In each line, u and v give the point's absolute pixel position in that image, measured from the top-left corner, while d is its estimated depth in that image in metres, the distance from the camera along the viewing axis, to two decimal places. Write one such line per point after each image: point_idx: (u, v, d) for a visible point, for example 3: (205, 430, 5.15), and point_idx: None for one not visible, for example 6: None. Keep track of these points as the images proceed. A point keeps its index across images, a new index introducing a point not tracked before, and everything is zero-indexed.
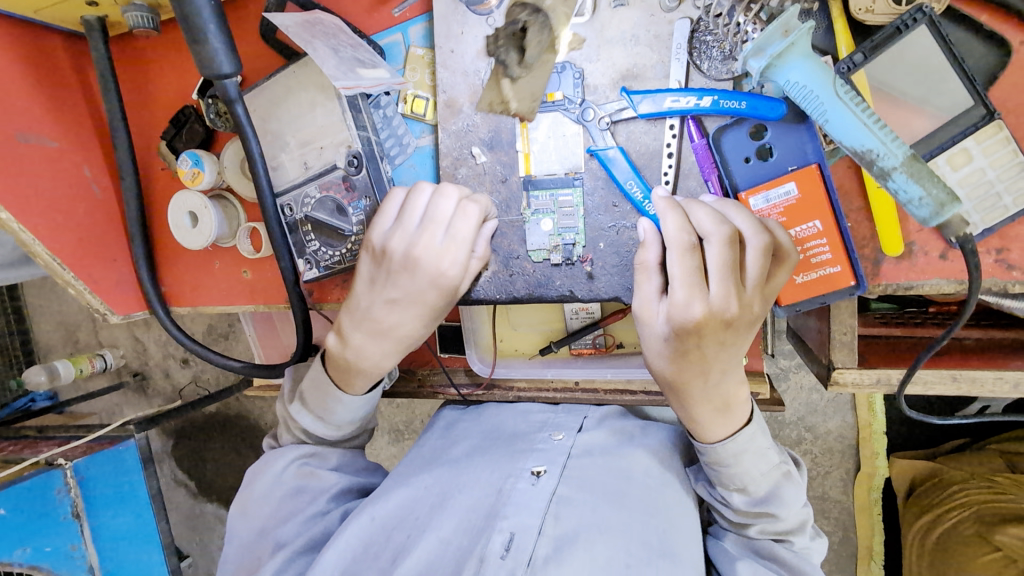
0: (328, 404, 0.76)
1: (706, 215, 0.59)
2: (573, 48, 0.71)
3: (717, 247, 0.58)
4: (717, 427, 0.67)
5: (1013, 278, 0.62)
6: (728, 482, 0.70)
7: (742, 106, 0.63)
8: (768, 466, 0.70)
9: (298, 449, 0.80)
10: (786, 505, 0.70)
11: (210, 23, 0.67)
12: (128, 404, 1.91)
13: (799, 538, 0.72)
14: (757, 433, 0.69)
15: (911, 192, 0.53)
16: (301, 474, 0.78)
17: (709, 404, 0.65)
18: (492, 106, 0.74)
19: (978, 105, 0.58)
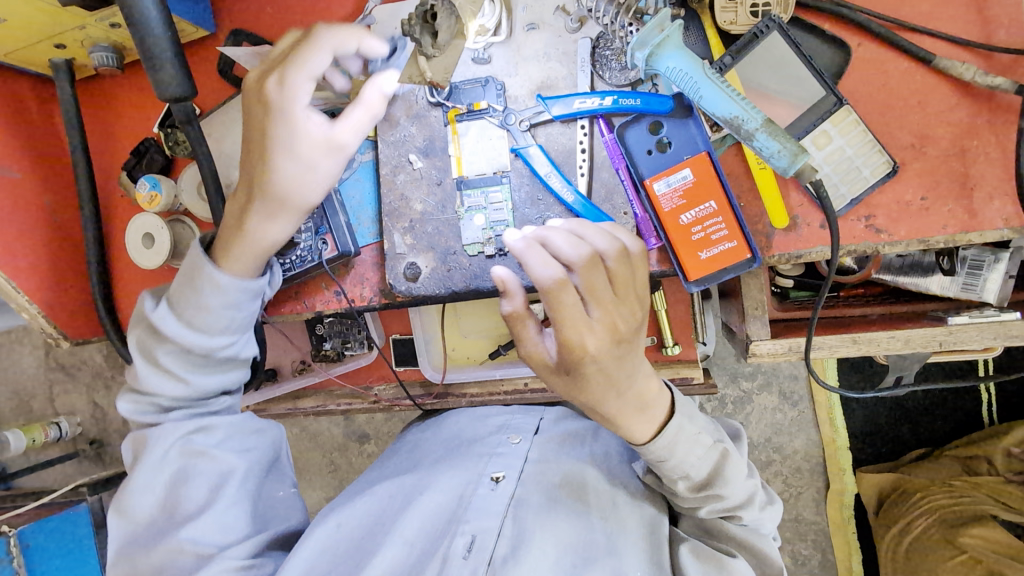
0: (202, 301, 0.69)
1: (564, 240, 0.58)
2: (479, 34, 0.78)
3: (583, 272, 0.58)
4: (643, 427, 0.66)
5: (882, 240, 0.70)
6: (672, 473, 0.69)
7: (638, 103, 0.73)
8: (703, 450, 0.69)
9: (180, 423, 0.72)
10: (729, 483, 0.70)
11: (166, 50, 0.73)
12: (82, 472, 2.02)
13: (746, 512, 0.75)
14: (686, 421, 0.68)
15: (771, 147, 0.62)
16: (189, 453, 0.72)
17: (631, 411, 0.64)
18: (412, 80, 0.76)
19: (829, 94, 0.69)
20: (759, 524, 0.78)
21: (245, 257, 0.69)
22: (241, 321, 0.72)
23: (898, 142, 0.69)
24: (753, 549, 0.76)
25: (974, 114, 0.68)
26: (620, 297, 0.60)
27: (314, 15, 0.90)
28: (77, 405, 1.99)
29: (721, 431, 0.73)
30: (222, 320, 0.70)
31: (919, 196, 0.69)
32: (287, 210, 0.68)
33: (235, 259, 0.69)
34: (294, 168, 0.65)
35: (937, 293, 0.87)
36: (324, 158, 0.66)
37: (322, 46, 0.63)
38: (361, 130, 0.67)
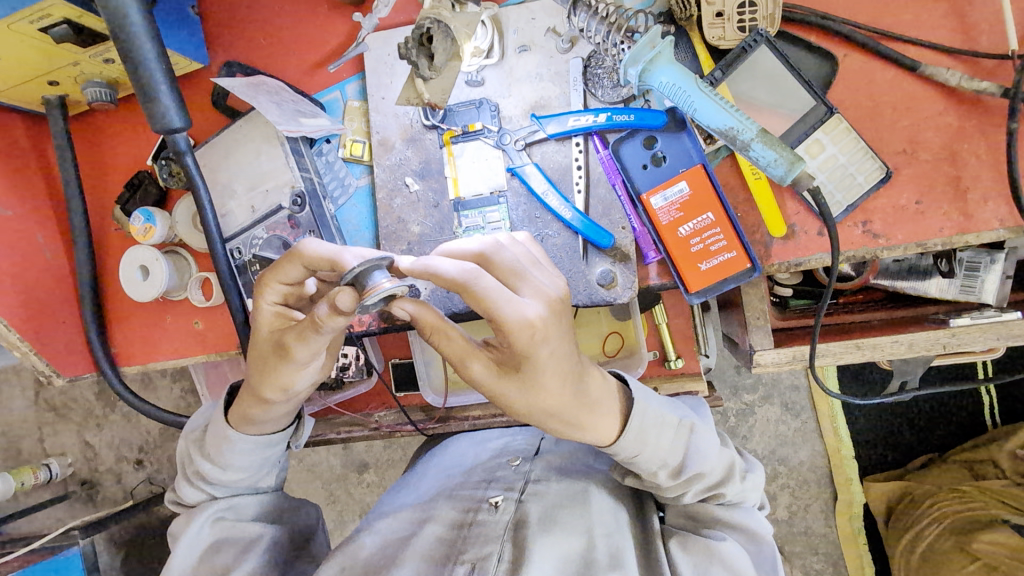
0: (224, 452, 0.74)
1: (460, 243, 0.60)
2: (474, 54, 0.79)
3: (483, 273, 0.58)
4: (601, 427, 0.66)
5: (880, 245, 0.71)
6: (649, 465, 0.70)
7: (631, 118, 0.74)
8: (672, 433, 0.71)
9: (213, 503, 0.75)
10: (706, 458, 0.72)
11: (161, 84, 0.74)
12: (72, 515, 1.97)
13: (729, 487, 0.75)
14: (645, 406, 0.70)
15: (767, 156, 0.62)
16: (223, 528, 0.75)
17: (585, 397, 0.64)
18: (409, 101, 0.78)
19: (819, 104, 0.70)
20: (743, 498, 0.79)
21: (250, 426, 0.74)
22: (261, 460, 0.77)
23: (889, 148, 0.70)
24: (743, 528, 0.76)
25: (962, 118, 0.69)
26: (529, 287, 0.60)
27: (307, 45, 0.91)
28: (67, 445, 1.95)
29: (683, 407, 0.76)
30: (245, 457, 0.75)
31: (913, 200, 0.70)
32: (255, 398, 0.69)
33: (242, 424, 0.73)
34: (257, 360, 0.67)
35: (935, 296, 0.87)
36: (277, 362, 0.65)
37: (296, 258, 0.64)
38: (300, 341, 0.62)
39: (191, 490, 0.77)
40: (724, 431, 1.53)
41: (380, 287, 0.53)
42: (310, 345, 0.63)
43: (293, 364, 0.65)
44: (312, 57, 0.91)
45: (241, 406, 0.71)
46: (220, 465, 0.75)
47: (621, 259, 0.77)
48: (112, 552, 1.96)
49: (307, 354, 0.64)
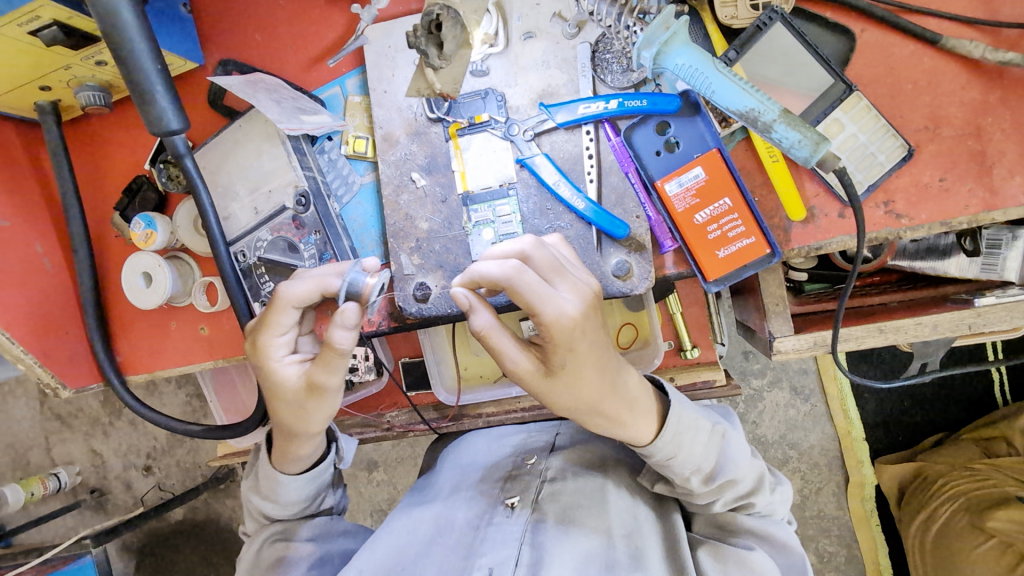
0: (276, 488, 0.79)
1: (498, 248, 0.61)
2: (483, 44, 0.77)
3: (526, 274, 0.57)
4: (638, 424, 0.67)
5: (903, 225, 0.69)
6: (683, 468, 0.70)
7: (644, 104, 0.72)
8: (705, 437, 0.72)
9: (268, 528, 0.81)
10: (738, 465, 0.72)
11: (157, 84, 0.72)
12: (84, 523, 1.96)
13: (759, 496, 0.75)
14: (680, 410, 0.71)
15: (790, 137, 0.60)
16: (277, 549, 0.78)
17: (622, 395, 0.64)
18: (420, 91, 0.75)
19: (838, 82, 0.68)
20: (772, 509, 0.78)
21: (293, 464, 0.78)
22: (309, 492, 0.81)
23: (911, 125, 0.68)
24: (770, 538, 0.76)
25: (986, 91, 0.67)
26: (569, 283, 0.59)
27: (305, 40, 0.89)
28: (74, 454, 1.94)
29: (717, 414, 0.77)
30: (294, 491, 0.79)
31: (937, 177, 0.68)
32: (294, 436, 0.74)
33: (285, 462, 0.78)
34: (288, 406, 0.71)
35: (955, 275, 0.86)
36: (309, 395, 0.69)
37: (282, 305, 0.67)
38: (326, 369, 0.66)
39: (258, 526, 0.83)
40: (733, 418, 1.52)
41: (371, 285, 0.65)
42: (337, 372, 0.67)
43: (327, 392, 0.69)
44: (309, 51, 0.88)
45: (279, 446, 0.76)
46: (274, 501, 0.80)
47: (637, 249, 0.75)
48: (125, 559, 1.96)
49: (338, 381, 0.68)
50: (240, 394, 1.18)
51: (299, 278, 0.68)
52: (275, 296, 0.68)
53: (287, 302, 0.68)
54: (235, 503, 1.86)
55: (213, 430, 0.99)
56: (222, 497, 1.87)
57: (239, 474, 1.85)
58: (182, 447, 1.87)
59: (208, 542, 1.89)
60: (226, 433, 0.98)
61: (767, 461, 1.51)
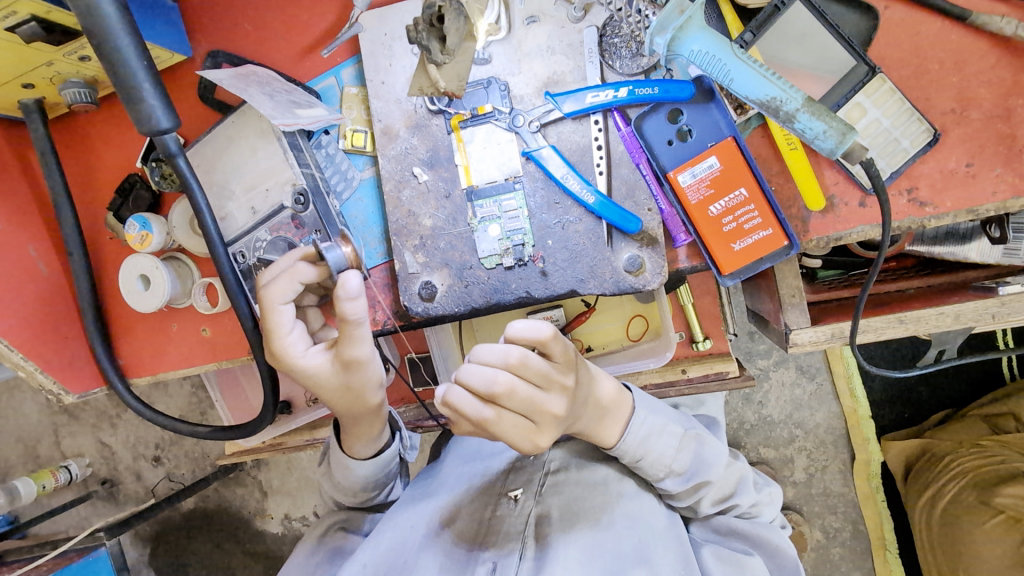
0: (351, 476, 0.82)
1: (473, 380, 0.59)
2: (490, 33, 0.73)
3: (496, 428, 0.61)
4: (607, 428, 0.71)
5: (927, 214, 0.66)
6: (655, 470, 0.74)
7: (656, 91, 0.68)
8: (678, 441, 0.74)
9: (334, 516, 0.89)
10: (712, 467, 0.75)
11: (145, 82, 0.68)
12: (97, 514, 1.98)
13: (741, 497, 0.80)
14: (650, 415, 0.74)
15: (814, 128, 0.57)
16: (338, 539, 0.86)
17: (587, 414, 0.69)
18: (424, 90, 0.71)
19: (861, 63, 0.64)
20: (758, 509, 0.83)
21: (365, 445, 0.81)
22: (374, 481, 0.84)
23: (937, 108, 0.65)
24: (766, 542, 0.79)
25: (1017, 71, 0.63)
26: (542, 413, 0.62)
27: (296, 28, 0.85)
28: (84, 446, 1.95)
29: (692, 419, 0.79)
30: (366, 476, 0.83)
31: (964, 163, 0.65)
32: (356, 416, 0.76)
33: (353, 444, 0.81)
34: (333, 392, 0.72)
35: (976, 260, 0.83)
36: (345, 373, 0.71)
37: (270, 310, 0.67)
38: (357, 339, 0.68)
39: (327, 510, 0.91)
40: (741, 398, 1.51)
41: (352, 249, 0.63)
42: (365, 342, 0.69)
43: (365, 362, 0.70)
44: (301, 40, 0.85)
45: (353, 432, 0.79)
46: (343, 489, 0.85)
47: (649, 243, 0.72)
48: (138, 548, 1.98)
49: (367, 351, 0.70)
50: (245, 392, 1.16)
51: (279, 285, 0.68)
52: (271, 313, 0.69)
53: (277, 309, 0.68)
54: (244, 492, 1.88)
55: (220, 431, 0.98)
56: (231, 486, 1.88)
57: (247, 464, 1.85)
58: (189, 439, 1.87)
59: (219, 530, 1.91)
60: (234, 434, 0.97)
61: (774, 440, 1.50)
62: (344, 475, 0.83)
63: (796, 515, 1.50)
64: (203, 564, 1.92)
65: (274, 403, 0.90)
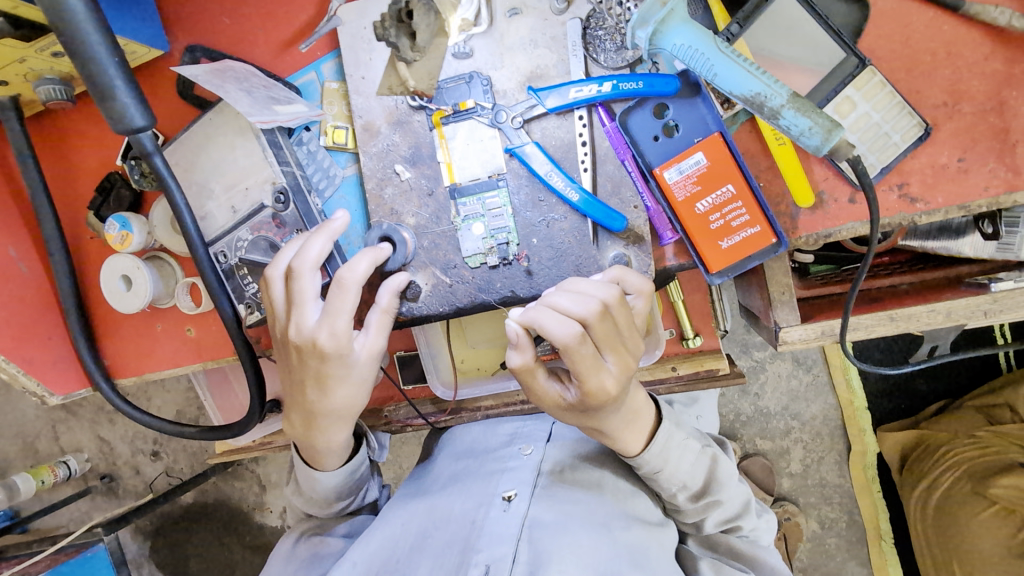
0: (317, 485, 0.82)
1: (568, 300, 0.57)
2: (464, 29, 0.73)
3: (584, 349, 0.56)
4: (636, 436, 0.69)
5: (918, 210, 0.65)
6: (670, 484, 0.73)
7: (640, 86, 0.67)
8: (694, 456, 0.74)
9: (305, 525, 0.87)
10: (725, 488, 0.75)
11: (117, 79, 0.67)
12: (96, 509, 1.98)
13: (745, 521, 0.78)
14: (672, 428, 0.73)
15: (800, 124, 0.56)
16: (312, 544, 0.83)
17: (623, 414, 0.66)
18: (391, 90, 0.75)
19: (850, 56, 0.63)
20: (757, 531, 0.81)
21: (333, 457, 0.80)
22: (342, 492, 0.84)
23: (928, 101, 0.63)
24: (759, 562, 0.79)
25: (1011, 62, 0.61)
26: (625, 351, 0.59)
27: (275, 21, 0.82)
28: (82, 442, 1.95)
29: (707, 435, 0.79)
30: (335, 487, 0.82)
31: (956, 158, 0.63)
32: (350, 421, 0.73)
33: (324, 458, 0.80)
34: (354, 386, 0.69)
35: (969, 255, 0.82)
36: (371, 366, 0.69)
37: (354, 286, 0.64)
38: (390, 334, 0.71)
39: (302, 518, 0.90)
40: (737, 391, 1.50)
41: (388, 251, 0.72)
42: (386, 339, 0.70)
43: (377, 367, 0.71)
44: (281, 34, 0.83)
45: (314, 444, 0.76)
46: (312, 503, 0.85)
47: (635, 241, 0.71)
48: (138, 543, 1.98)
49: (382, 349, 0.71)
50: (234, 391, 1.15)
51: (353, 259, 0.65)
52: (339, 282, 0.64)
53: (354, 283, 0.64)
54: (242, 486, 1.88)
55: (207, 431, 0.97)
56: (229, 480, 1.89)
57: (244, 459, 1.85)
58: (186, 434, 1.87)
59: (217, 525, 1.91)
60: (221, 435, 0.96)
61: (770, 432, 1.50)
62: (309, 491, 0.83)
63: (792, 506, 1.50)
64: (202, 558, 1.93)
65: (260, 403, 0.89)
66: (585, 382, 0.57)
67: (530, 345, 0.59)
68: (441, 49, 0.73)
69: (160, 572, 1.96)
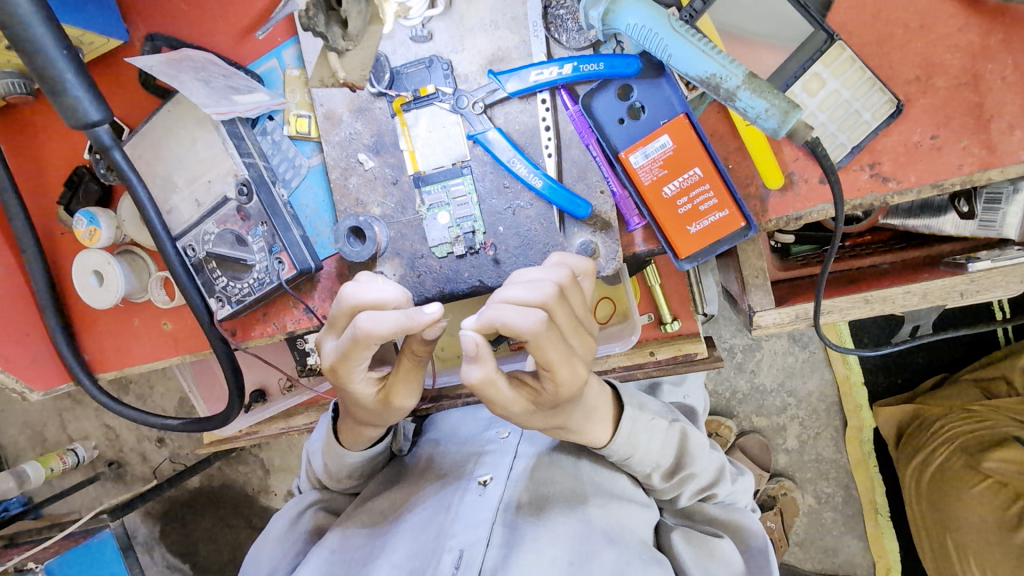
0: (341, 465, 0.79)
1: (521, 291, 0.55)
2: (399, 15, 0.71)
3: (553, 340, 0.53)
4: (601, 432, 0.69)
5: (891, 189, 0.63)
6: (641, 465, 0.73)
7: (601, 67, 0.65)
8: (662, 434, 0.74)
9: (314, 495, 0.86)
10: (697, 458, 0.75)
11: (67, 73, 0.65)
12: (105, 494, 2.02)
13: (720, 487, 0.79)
14: (639, 412, 0.73)
15: (756, 106, 0.54)
16: (318, 517, 0.84)
17: (578, 409, 0.64)
18: (324, 81, 0.75)
19: (818, 31, 0.61)
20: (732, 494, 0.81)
21: (360, 442, 0.77)
22: (362, 470, 0.82)
23: (901, 76, 0.61)
24: (738, 527, 0.79)
25: (986, 33, 0.59)
26: (583, 334, 0.58)
27: (232, 6, 0.80)
28: (89, 430, 1.98)
29: (676, 413, 0.79)
30: (357, 467, 0.80)
31: (929, 135, 0.61)
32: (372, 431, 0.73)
33: (349, 440, 0.77)
34: (367, 412, 0.67)
35: (951, 233, 0.79)
36: (385, 405, 0.65)
37: (359, 345, 0.57)
38: (415, 388, 0.65)
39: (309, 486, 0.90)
40: (733, 368, 1.49)
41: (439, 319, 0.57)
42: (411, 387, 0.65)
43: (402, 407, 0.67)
44: (240, 20, 0.80)
45: (350, 430, 0.75)
46: (328, 474, 0.83)
47: (603, 228, 0.69)
48: (148, 526, 2.02)
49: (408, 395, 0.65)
50: (220, 381, 1.16)
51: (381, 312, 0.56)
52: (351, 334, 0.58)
53: (364, 341, 0.57)
54: (246, 470, 1.91)
55: (191, 423, 0.98)
56: (233, 465, 1.91)
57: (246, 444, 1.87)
58: None
59: (224, 508, 1.95)
60: (203, 427, 0.97)
61: (765, 409, 1.50)
62: (328, 463, 0.80)
63: (789, 481, 1.51)
64: (210, 540, 1.97)
65: (240, 394, 0.89)
66: (557, 374, 0.55)
67: (489, 350, 0.55)
68: (377, 36, 0.72)
69: (170, 554, 2.01)
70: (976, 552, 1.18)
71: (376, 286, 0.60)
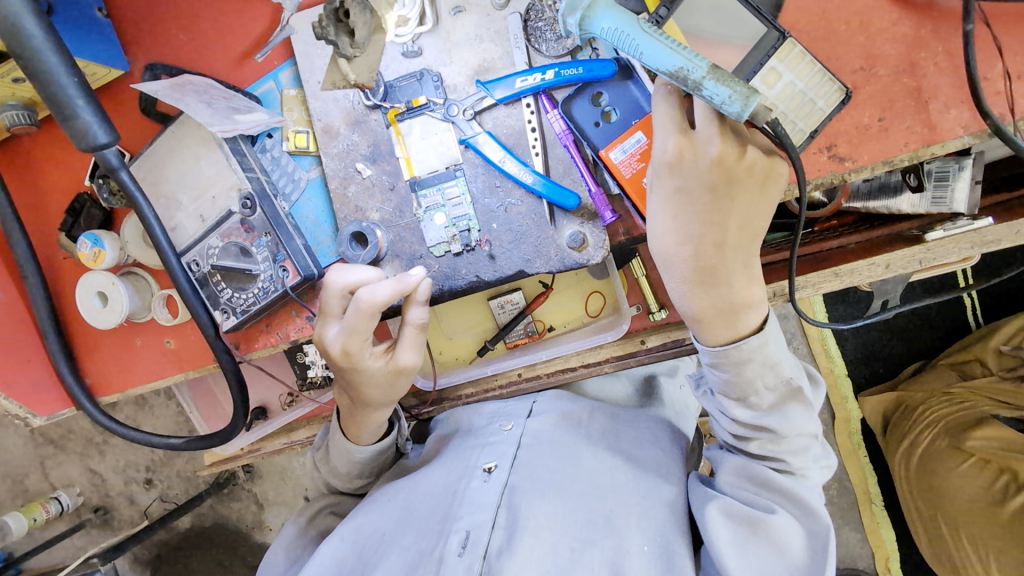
0: (351, 461, 0.83)
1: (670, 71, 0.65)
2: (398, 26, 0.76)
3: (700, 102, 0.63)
4: (719, 330, 0.68)
5: (848, 168, 0.69)
6: (728, 389, 0.70)
7: (580, 71, 0.71)
8: (774, 378, 0.69)
9: (325, 499, 0.88)
10: (789, 424, 0.69)
11: (77, 98, 0.69)
12: (91, 543, 1.96)
13: (797, 461, 0.71)
14: (768, 341, 0.68)
15: (720, 93, 0.59)
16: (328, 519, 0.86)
17: (712, 280, 0.67)
18: (336, 84, 0.75)
19: (771, 30, 0.67)
20: (803, 473, 0.72)
21: (369, 431, 0.81)
22: (371, 467, 0.85)
23: (846, 67, 0.68)
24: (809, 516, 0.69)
25: (917, 27, 0.67)
26: (697, 134, 0.63)
27: (231, 34, 0.85)
28: (73, 476, 1.93)
29: (801, 372, 0.71)
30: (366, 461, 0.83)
31: (876, 118, 0.68)
32: (372, 410, 0.78)
33: (359, 432, 0.81)
34: (379, 388, 0.75)
35: (908, 211, 0.87)
36: (395, 375, 0.75)
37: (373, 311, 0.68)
38: (419, 350, 0.75)
39: (319, 492, 0.92)
40: None
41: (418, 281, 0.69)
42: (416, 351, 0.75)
43: (410, 373, 0.76)
44: (238, 46, 0.85)
45: (354, 419, 0.80)
46: (339, 473, 0.86)
47: (590, 219, 0.74)
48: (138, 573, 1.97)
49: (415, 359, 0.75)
50: (219, 403, 1.17)
51: (378, 284, 0.68)
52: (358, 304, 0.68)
53: (375, 306, 0.68)
54: (240, 506, 1.88)
55: (194, 442, 0.98)
56: (226, 502, 1.89)
57: (240, 478, 1.85)
58: (179, 458, 1.87)
59: (219, 547, 1.91)
60: (203, 445, 0.97)
61: None
62: (339, 461, 0.83)
63: None
64: None
65: (246, 408, 0.90)
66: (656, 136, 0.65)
67: None
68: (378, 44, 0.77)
69: None
70: (967, 531, 1.23)
71: (353, 268, 0.71)
